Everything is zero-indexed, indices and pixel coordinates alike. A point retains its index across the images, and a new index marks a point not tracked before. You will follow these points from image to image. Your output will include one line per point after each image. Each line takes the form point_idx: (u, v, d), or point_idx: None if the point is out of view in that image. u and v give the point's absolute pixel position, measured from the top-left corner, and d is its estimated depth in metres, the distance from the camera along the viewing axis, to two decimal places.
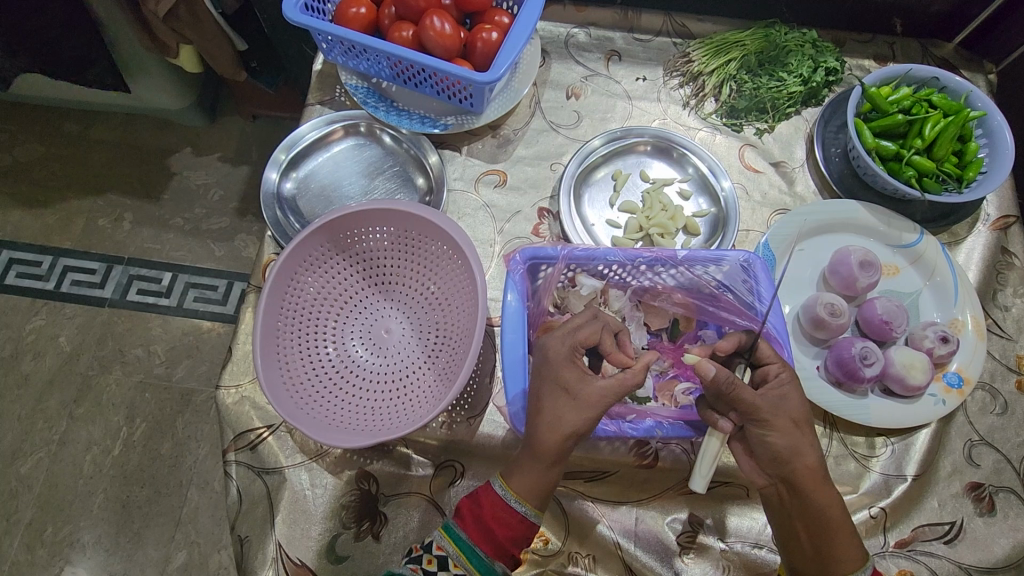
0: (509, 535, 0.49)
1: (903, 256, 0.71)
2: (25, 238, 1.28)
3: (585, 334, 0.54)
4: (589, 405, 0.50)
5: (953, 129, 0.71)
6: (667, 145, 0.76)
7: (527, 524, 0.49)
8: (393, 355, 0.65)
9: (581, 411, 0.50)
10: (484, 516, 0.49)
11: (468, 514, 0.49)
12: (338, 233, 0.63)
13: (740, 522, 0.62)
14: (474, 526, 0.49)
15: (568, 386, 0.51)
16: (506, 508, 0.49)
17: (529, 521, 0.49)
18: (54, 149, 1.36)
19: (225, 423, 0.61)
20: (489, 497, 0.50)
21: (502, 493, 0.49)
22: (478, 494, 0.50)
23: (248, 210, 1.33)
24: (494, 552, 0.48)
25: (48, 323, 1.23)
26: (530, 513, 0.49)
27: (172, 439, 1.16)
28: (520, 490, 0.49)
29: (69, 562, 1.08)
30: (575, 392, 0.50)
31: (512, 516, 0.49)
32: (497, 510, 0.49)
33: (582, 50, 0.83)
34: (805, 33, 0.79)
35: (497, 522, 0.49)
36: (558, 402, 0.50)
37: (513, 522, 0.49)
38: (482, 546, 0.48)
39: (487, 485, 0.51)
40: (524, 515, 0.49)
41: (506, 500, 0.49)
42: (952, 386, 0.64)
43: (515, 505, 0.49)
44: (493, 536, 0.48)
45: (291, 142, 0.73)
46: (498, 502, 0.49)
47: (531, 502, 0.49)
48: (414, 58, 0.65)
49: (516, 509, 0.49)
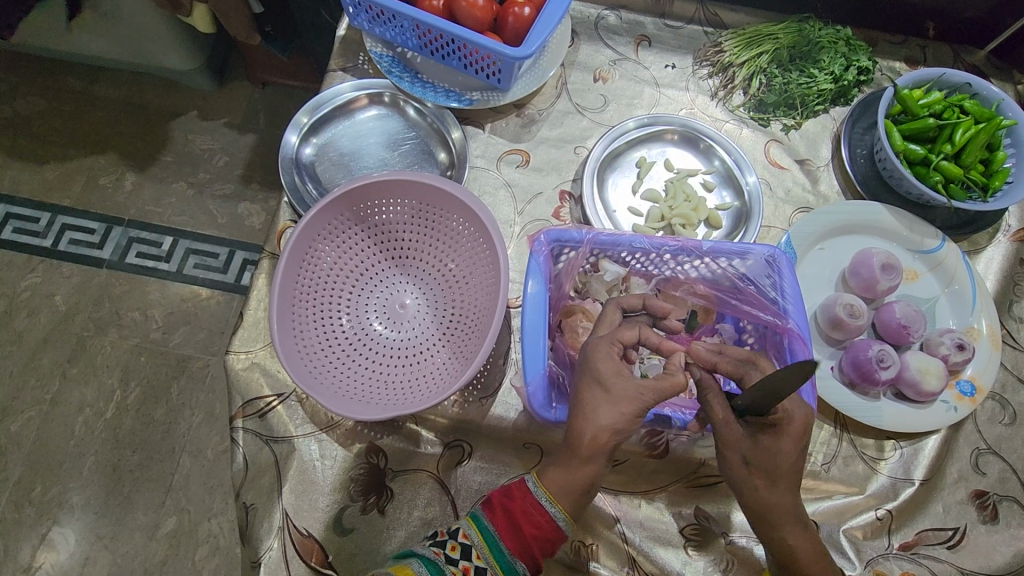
0: (534, 534, 0.48)
1: (923, 262, 0.71)
2: (24, 193, 1.25)
3: (627, 332, 0.53)
4: (622, 399, 0.49)
5: (983, 137, 0.70)
6: (693, 136, 0.74)
7: (554, 527, 0.49)
8: (408, 330, 0.64)
9: (617, 405, 0.49)
10: (514, 510, 0.49)
11: (498, 506, 0.49)
12: (358, 203, 0.61)
13: (746, 517, 0.62)
14: (503, 520, 0.49)
15: (602, 379, 0.50)
16: (536, 505, 0.49)
17: (556, 524, 0.49)
18: (56, 103, 1.33)
19: (234, 389, 0.60)
20: (521, 493, 0.50)
21: (533, 490, 0.49)
22: (509, 488, 0.50)
23: (254, 177, 1.31)
24: (517, 550, 0.48)
25: (44, 281, 1.20)
26: (558, 514, 0.49)
27: (167, 405, 1.15)
28: (550, 488, 0.49)
29: (56, 522, 1.07)
30: (610, 387, 0.50)
31: (541, 516, 0.49)
32: (527, 506, 0.49)
33: (611, 33, 0.81)
34: (839, 30, 0.78)
35: (526, 519, 0.48)
36: (592, 393, 0.50)
37: (542, 522, 0.49)
38: (507, 541, 0.48)
39: (519, 480, 0.51)
40: (551, 515, 0.49)
41: (538, 498, 0.49)
42: (964, 394, 0.64)
43: (546, 505, 0.49)
44: (518, 533, 0.48)
45: (314, 106, 0.71)
46: (529, 498, 0.49)
47: (562, 504, 0.49)
48: (444, 27, 0.63)
49: (545, 508, 0.49)
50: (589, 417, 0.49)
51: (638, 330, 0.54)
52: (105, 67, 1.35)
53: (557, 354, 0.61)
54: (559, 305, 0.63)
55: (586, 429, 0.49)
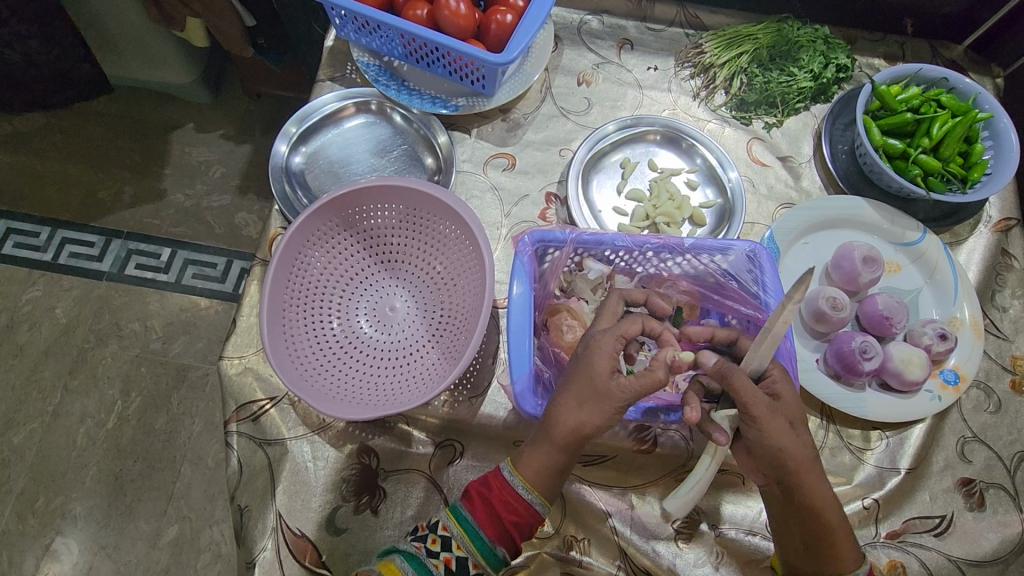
0: (513, 520, 0.49)
1: (905, 254, 0.72)
2: (24, 208, 1.27)
3: (630, 326, 0.52)
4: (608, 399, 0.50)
5: (961, 130, 0.71)
6: (676, 135, 0.76)
7: (532, 512, 0.50)
8: (398, 332, 0.65)
9: (600, 403, 0.50)
10: (492, 499, 0.50)
11: (476, 496, 0.50)
12: (347, 208, 0.63)
13: (735, 510, 0.63)
14: (481, 509, 0.50)
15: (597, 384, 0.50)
16: (512, 492, 0.50)
17: (534, 509, 0.50)
18: (53, 119, 1.35)
19: (228, 394, 0.61)
20: (498, 482, 0.51)
21: (510, 479, 0.50)
22: (487, 478, 0.52)
23: (250, 188, 1.33)
24: (497, 536, 0.49)
25: (44, 294, 1.22)
26: (535, 500, 0.50)
27: (167, 414, 1.16)
28: (527, 476, 0.50)
29: (60, 532, 1.08)
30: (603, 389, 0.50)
31: (519, 502, 0.50)
32: (504, 494, 0.50)
33: (594, 38, 0.82)
34: (818, 29, 0.79)
35: (505, 507, 0.49)
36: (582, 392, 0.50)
37: (520, 508, 0.50)
38: (486, 528, 0.49)
39: (496, 469, 0.52)
40: (529, 501, 0.50)
41: (514, 486, 0.50)
42: (948, 382, 0.65)
43: (522, 492, 0.50)
44: (497, 520, 0.49)
45: (302, 115, 0.72)
46: (506, 487, 0.50)
47: (538, 489, 0.50)
48: (428, 36, 0.65)
49: (522, 495, 0.50)
50: (573, 412, 0.50)
51: (640, 323, 0.53)
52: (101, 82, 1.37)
53: (544, 353, 0.63)
54: (544, 304, 0.64)
55: (564, 424, 0.50)
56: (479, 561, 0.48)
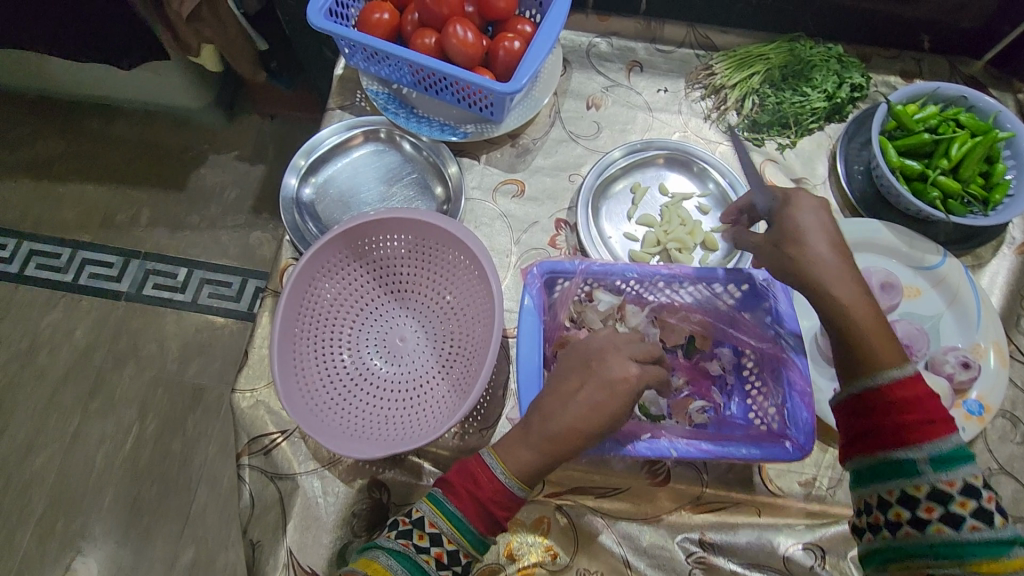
0: (504, 515, 0.48)
1: (925, 278, 0.70)
2: (46, 231, 1.30)
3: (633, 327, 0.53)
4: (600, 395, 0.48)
5: (981, 150, 0.69)
6: (686, 159, 0.75)
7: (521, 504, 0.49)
8: (407, 363, 0.65)
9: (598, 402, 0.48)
10: (482, 495, 0.47)
11: (464, 492, 0.47)
12: (356, 240, 0.63)
13: (752, 543, 0.61)
14: (470, 504, 0.47)
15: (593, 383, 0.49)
16: (505, 491, 0.47)
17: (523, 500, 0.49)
18: (75, 144, 1.38)
19: (240, 426, 0.62)
20: (486, 477, 0.48)
21: (502, 476, 0.47)
22: (473, 471, 0.48)
23: (264, 209, 1.34)
24: (488, 530, 0.48)
25: (65, 317, 1.25)
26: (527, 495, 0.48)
27: (183, 436, 1.17)
28: (517, 472, 0.48)
29: (80, 554, 1.10)
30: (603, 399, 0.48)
31: (510, 499, 0.48)
32: (495, 491, 0.48)
33: (603, 60, 0.82)
34: (830, 48, 0.78)
35: (496, 502, 0.47)
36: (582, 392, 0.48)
37: (511, 504, 0.48)
38: (477, 524, 0.47)
39: (482, 461, 0.48)
40: (519, 496, 0.48)
41: (506, 483, 0.47)
42: (973, 413, 0.63)
43: (513, 488, 0.48)
44: (488, 516, 0.47)
45: (311, 147, 0.73)
46: (497, 482, 0.48)
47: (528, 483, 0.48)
48: (436, 66, 0.65)
49: (513, 492, 0.48)
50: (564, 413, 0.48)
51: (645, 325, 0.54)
52: (120, 107, 1.40)
53: None
54: (553, 336, 0.62)
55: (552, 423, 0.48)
56: (470, 552, 0.47)
